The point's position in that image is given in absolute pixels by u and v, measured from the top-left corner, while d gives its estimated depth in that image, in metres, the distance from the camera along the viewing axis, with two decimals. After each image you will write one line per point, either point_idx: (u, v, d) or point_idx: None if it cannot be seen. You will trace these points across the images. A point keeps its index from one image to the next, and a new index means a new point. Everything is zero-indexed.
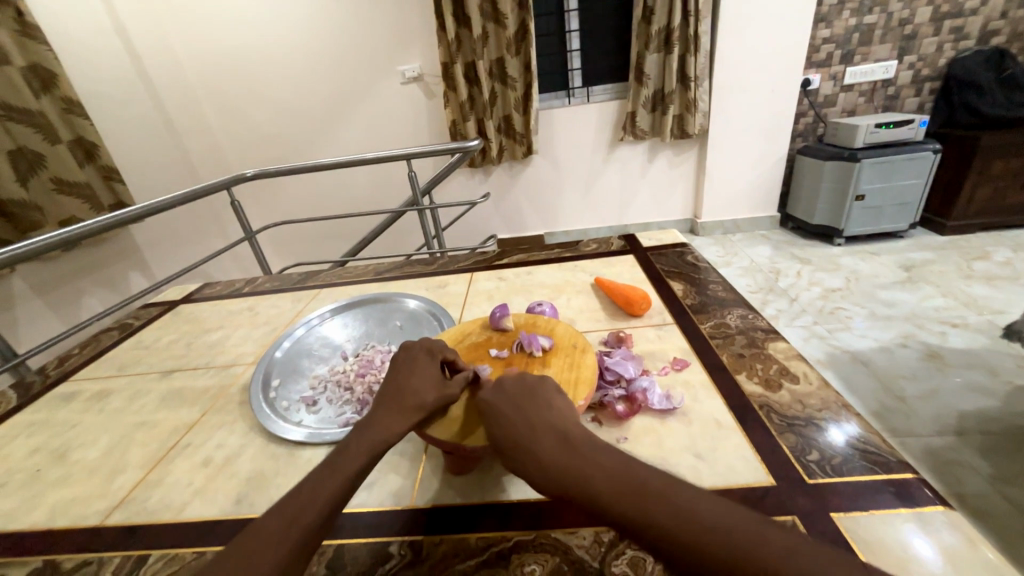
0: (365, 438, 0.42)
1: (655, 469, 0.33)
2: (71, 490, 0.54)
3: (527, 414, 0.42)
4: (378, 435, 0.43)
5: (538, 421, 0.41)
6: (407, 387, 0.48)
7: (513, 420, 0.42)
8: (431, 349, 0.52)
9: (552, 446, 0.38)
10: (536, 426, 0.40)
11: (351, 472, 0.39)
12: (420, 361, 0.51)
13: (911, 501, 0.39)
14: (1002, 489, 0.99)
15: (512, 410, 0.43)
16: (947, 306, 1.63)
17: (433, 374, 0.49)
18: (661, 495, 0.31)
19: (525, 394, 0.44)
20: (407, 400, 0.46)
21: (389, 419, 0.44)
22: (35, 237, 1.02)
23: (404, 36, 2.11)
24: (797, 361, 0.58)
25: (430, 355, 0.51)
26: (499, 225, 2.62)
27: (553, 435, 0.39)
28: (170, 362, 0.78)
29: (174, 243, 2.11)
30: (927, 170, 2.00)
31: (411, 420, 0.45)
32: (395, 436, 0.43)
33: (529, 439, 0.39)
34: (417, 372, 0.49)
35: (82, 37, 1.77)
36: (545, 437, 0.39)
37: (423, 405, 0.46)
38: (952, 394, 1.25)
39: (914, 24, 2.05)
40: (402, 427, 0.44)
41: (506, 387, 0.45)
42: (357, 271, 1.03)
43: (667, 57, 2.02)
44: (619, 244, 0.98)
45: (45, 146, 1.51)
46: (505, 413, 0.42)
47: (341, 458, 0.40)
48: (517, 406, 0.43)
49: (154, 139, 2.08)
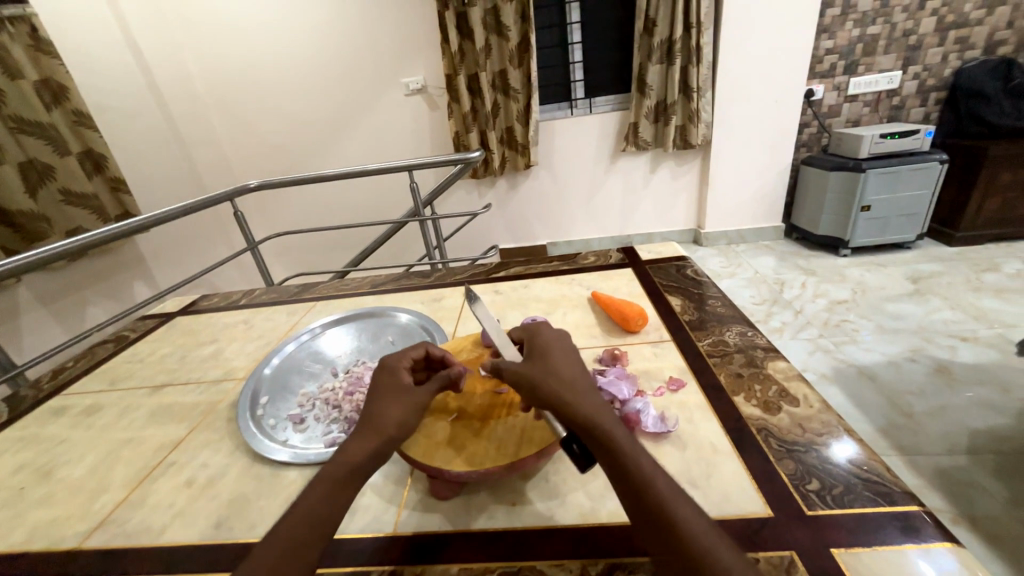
0: (333, 468, 0.39)
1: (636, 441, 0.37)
2: (52, 510, 0.53)
3: (577, 372, 0.43)
4: (343, 461, 0.40)
5: (584, 383, 0.42)
6: (371, 408, 0.44)
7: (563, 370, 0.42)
8: (394, 365, 0.48)
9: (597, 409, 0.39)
10: (583, 386, 0.41)
11: (323, 505, 0.37)
12: (384, 379, 0.47)
13: (916, 537, 0.37)
14: (1016, 511, 0.95)
15: (562, 363, 0.44)
16: (956, 319, 1.60)
17: (395, 389, 0.45)
18: (680, 497, 0.34)
19: (572, 356, 0.45)
20: (370, 422, 0.43)
21: (352, 443, 0.41)
22: (49, 245, 1.03)
23: (408, 49, 2.13)
24: (797, 382, 0.56)
25: (393, 370, 0.47)
26: (501, 235, 2.61)
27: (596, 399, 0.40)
28: (161, 376, 0.78)
29: (179, 252, 2.12)
30: (934, 181, 1.98)
31: (376, 442, 0.41)
32: (362, 461, 0.40)
33: (578, 391, 0.40)
34: (380, 391, 0.46)
35: (94, 51, 1.81)
36: (592, 398, 0.40)
37: (385, 423, 0.42)
38: (962, 411, 1.22)
39: (918, 34, 2.04)
40: (364, 451, 0.40)
41: (555, 347, 0.46)
42: (354, 283, 1.03)
43: (669, 68, 2.03)
44: (617, 257, 0.96)
45: (55, 158, 1.53)
46: (559, 363, 0.43)
47: (312, 491, 0.38)
48: (567, 362, 0.44)
49: (161, 149, 2.10)
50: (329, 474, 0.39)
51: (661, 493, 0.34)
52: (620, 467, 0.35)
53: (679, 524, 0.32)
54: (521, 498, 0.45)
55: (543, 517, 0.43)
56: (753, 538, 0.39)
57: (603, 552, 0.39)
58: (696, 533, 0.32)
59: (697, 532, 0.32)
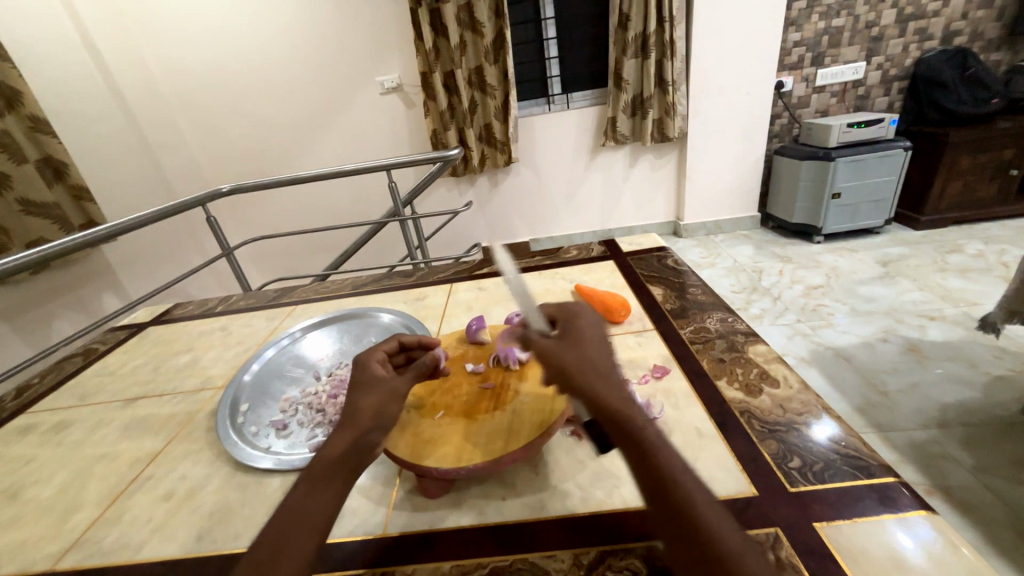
0: (312, 466, 0.38)
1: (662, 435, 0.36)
2: (21, 533, 0.51)
3: (611, 362, 0.41)
4: (323, 456, 0.38)
5: (616, 374, 0.40)
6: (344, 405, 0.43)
7: (597, 360, 0.40)
8: (366, 360, 0.47)
9: (629, 402, 0.37)
10: (616, 378, 0.39)
11: (308, 502, 0.35)
12: (355, 376, 0.46)
13: (893, 507, 0.39)
14: (986, 480, 1.00)
15: (596, 352, 0.41)
16: (925, 299, 1.66)
17: (368, 382, 0.45)
18: (704, 493, 0.33)
19: (604, 344, 0.43)
20: (344, 417, 0.42)
21: (328, 440, 0.40)
22: (20, 254, 0.99)
23: (382, 46, 2.10)
24: (777, 364, 0.58)
25: (364, 365, 0.47)
26: (484, 233, 2.60)
27: (625, 392, 0.38)
28: (135, 389, 0.75)
29: (150, 261, 2.05)
30: (899, 167, 2.05)
31: (353, 433, 0.40)
32: (341, 451, 0.38)
33: (611, 381, 0.38)
34: (353, 387, 0.45)
35: (50, 54, 1.73)
36: (623, 390, 0.38)
37: (359, 415, 0.41)
38: (932, 386, 1.27)
39: (880, 26, 2.10)
40: (341, 442, 0.39)
41: (589, 333, 0.43)
42: (334, 286, 1.01)
43: (644, 62, 2.05)
44: (599, 250, 0.97)
45: (11, 167, 1.45)
46: (593, 352, 0.41)
47: (294, 493, 0.36)
48: (602, 351, 0.41)
49: (126, 154, 2.02)
50: (309, 473, 0.37)
51: (686, 489, 0.32)
52: (647, 462, 0.34)
53: (703, 521, 0.30)
54: (511, 492, 0.45)
55: (533, 509, 0.43)
56: (740, 517, 0.40)
57: (595, 541, 0.39)
58: (720, 531, 0.30)
59: (723, 534, 0.30)
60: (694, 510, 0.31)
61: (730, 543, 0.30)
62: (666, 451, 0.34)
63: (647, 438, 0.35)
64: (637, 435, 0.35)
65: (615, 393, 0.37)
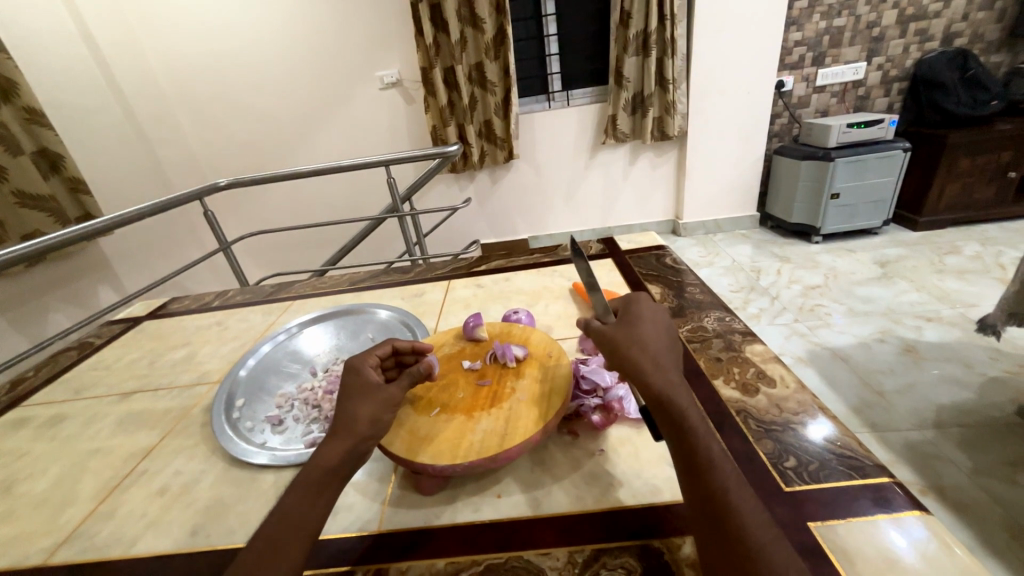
0: (305, 474, 0.38)
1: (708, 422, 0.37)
2: (13, 526, 0.51)
3: (666, 348, 0.42)
4: (316, 465, 0.39)
5: (669, 359, 0.41)
6: (337, 411, 0.43)
7: (651, 345, 0.41)
8: (359, 365, 0.46)
9: (677, 386, 0.38)
10: (668, 363, 0.40)
11: (302, 511, 0.36)
12: (348, 381, 0.45)
13: (888, 507, 0.39)
14: (979, 480, 1.00)
15: (651, 337, 0.42)
16: (921, 300, 1.67)
17: (362, 388, 0.44)
18: (740, 483, 0.33)
19: (663, 332, 0.44)
20: (337, 425, 0.41)
21: (322, 448, 0.40)
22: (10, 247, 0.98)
23: (381, 41, 2.09)
24: (774, 363, 0.58)
25: (357, 370, 0.46)
26: (483, 230, 2.60)
27: (676, 377, 0.39)
28: (130, 383, 0.75)
29: (147, 255, 2.04)
30: (898, 168, 2.05)
31: (348, 442, 0.40)
32: (335, 461, 0.39)
33: (659, 364, 0.40)
34: (346, 393, 0.44)
35: (47, 46, 1.71)
36: (673, 374, 0.39)
37: (355, 424, 0.41)
38: (928, 387, 1.28)
39: (881, 26, 2.10)
40: (336, 453, 0.39)
41: (646, 322, 0.44)
42: (332, 281, 1.00)
43: (645, 60, 2.04)
44: (597, 248, 0.97)
45: (6, 159, 1.44)
46: (647, 337, 0.42)
47: (287, 499, 0.37)
48: (658, 337, 0.42)
49: (123, 147, 2.01)
50: (303, 481, 0.38)
51: (721, 476, 0.34)
52: (685, 444, 0.35)
53: (731, 507, 0.32)
54: (507, 489, 0.45)
55: (528, 506, 0.43)
56: None
57: (591, 540, 0.39)
58: (747, 520, 0.31)
59: (749, 523, 0.31)
60: (724, 492, 0.33)
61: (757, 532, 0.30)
62: (705, 436, 0.36)
63: (689, 422, 0.36)
64: (677, 418, 0.36)
65: (663, 377, 0.38)
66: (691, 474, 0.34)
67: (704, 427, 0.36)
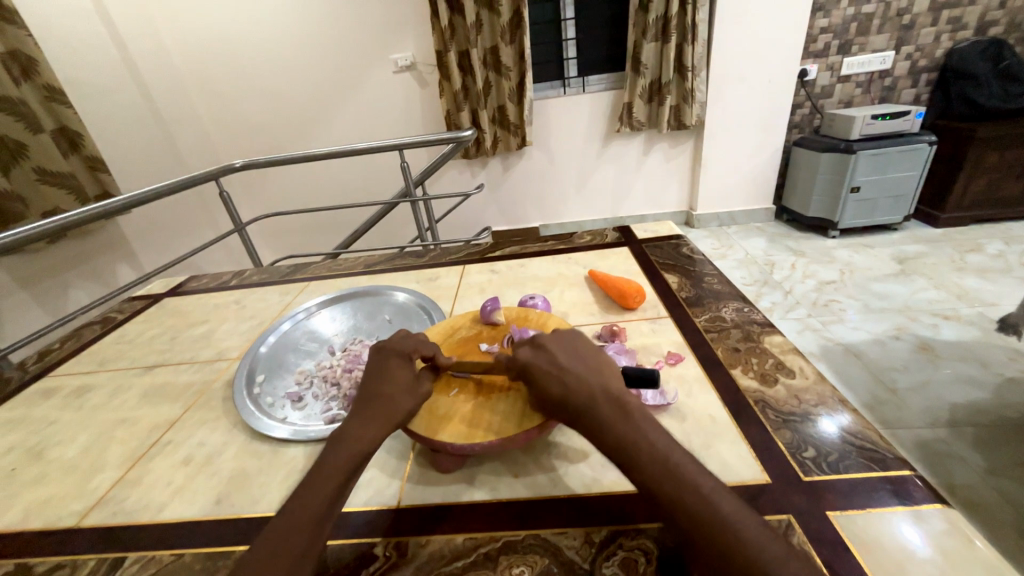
0: (339, 455, 0.40)
1: (651, 436, 0.37)
2: (47, 489, 0.53)
3: (582, 373, 0.42)
4: (350, 448, 0.40)
5: (590, 381, 0.41)
6: (376, 394, 0.44)
7: (562, 377, 0.42)
8: (402, 352, 0.48)
9: (607, 411, 0.39)
10: (592, 388, 0.40)
11: (331, 492, 0.38)
12: (390, 367, 0.47)
13: (908, 499, 0.39)
14: (991, 480, 0.99)
15: (563, 368, 0.42)
16: (940, 299, 1.64)
17: (403, 379, 0.46)
18: (710, 487, 0.33)
19: (578, 352, 0.44)
20: (377, 407, 0.43)
21: (360, 428, 0.42)
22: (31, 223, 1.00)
23: (396, 22, 2.06)
24: (793, 355, 0.57)
25: (401, 357, 0.48)
26: (494, 215, 2.59)
27: (604, 397, 0.40)
28: (153, 357, 0.76)
29: (162, 233, 2.07)
30: (923, 162, 1.99)
31: (385, 428, 0.42)
32: (372, 446, 0.41)
33: (576, 397, 0.40)
34: (388, 379, 0.46)
35: (70, 23, 1.73)
36: (601, 400, 0.39)
37: (395, 411, 0.43)
38: (942, 386, 1.26)
39: (912, 14, 2.02)
40: (374, 436, 0.41)
41: (550, 345, 0.45)
42: (347, 263, 1.01)
43: (664, 46, 1.99)
44: (613, 236, 0.96)
45: (28, 136, 1.46)
46: (552, 371, 0.42)
47: (317, 477, 0.38)
48: (567, 364, 0.43)
49: (141, 128, 2.02)
50: (335, 464, 0.39)
51: (680, 486, 0.33)
52: (634, 472, 0.35)
53: (702, 517, 0.32)
54: (524, 469, 0.46)
55: (546, 486, 0.44)
56: (753, 502, 0.40)
57: (608, 520, 0.40)
58: (724, 524, 0.31)
59: (728, 526, 0.31)
60: (689, 501, 0.32)
61: (738, 534, 0.30)
62: (647, 455, 0.36)
63: (630, 445, 0.36)
64: (618, 447, 0.37)
65: (590, 409, 0.39)
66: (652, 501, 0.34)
67: (645, 441, 0.36)
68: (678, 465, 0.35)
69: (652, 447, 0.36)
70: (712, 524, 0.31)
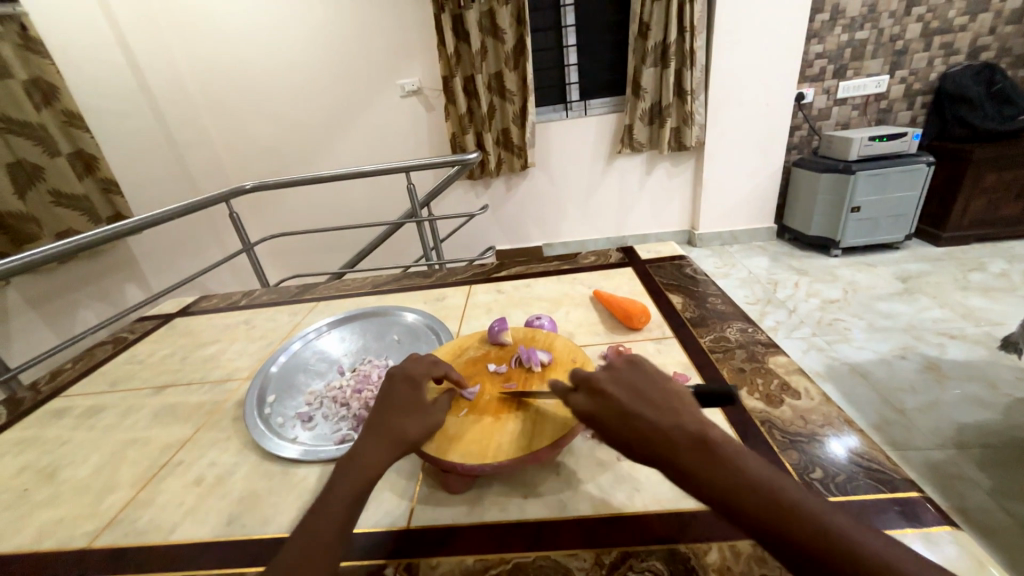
0: (350, 477, 0.40)
1: (768, 479, 0.31)
2: (59, 509, 0.53)
3: (657, 412, 0.36)
4: (360, 470, 0.41)
5: (670, 418, 0.35)
6: (387, 417, 0.45)
7: (637, 418, 0.36)
8: (415, 379, 0.49)
9: (702, 451, 0.33)
10: (676, 426, 0.35)
11: (341, 516, 0.38)
12: (401, 390, 0.48)
13: (918, 522, 0.39)
14: (1003, 502, 0.98)
15: (634, 407, 0.37)
16: (945, 317, 1.63)
17: (414, 403, 0.47)
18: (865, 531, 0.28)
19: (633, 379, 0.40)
20: (387, 430, 0.44)
21: (369, 452, 0.42)
22: (48, 245, 1.02)
23: (403, 49, 2.14)
24: (798, 375, 0.58)
25: (412, 383, 0.48)
26: (497, 235, 2.62)
27: (692, 436, 0.34)
28: (164, 377, 0.78)
29: (171, 253, 2.10)
30: (921, 182, 2.02)
31: (395, 452, 0.42)
32: (381, 469, 0.41)
33: (653, 434, 0.34)
34: (398, 402, 0.47)
35: (91, 52, 1.80)
36: (693, 440, 0.33)
37: (405, 436, 0.44)
38: (950, 406, 1.25)
39: (904, 40, 2.08)
40: (383, 460, 0.42)
41: (612, 380, 0.39)
42: (355, 283, 1.03)
43: (664, 71, 2.05)
44: (617, 257, 0.98)
45: (46, 159, 1.51)
46: (624, 411, 0.37)
47: (328, 501, 0.39)
48: (638, 402, 0.37)
49: (156, 151, 2.09)
50: (345, 487, 0.40)
51: (831, 533, 0.28)
52: (763, 525, 0.29)
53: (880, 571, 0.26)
54: (533, 491, 0.46)
55: (555, 508, 0.44)
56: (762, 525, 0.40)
57: (617, 542, 0.40)
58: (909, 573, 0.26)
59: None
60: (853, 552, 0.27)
61: None
62: (771, 499, 0.30)
63: (747, 490, 0.30)
64: (733, 494, 0.30)
65: (680, 454, 0.33)
66: (785, 555, 0.28)
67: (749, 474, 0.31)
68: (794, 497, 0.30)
69: (773, 490, 0.30)
70: (873, 567, 0.26)
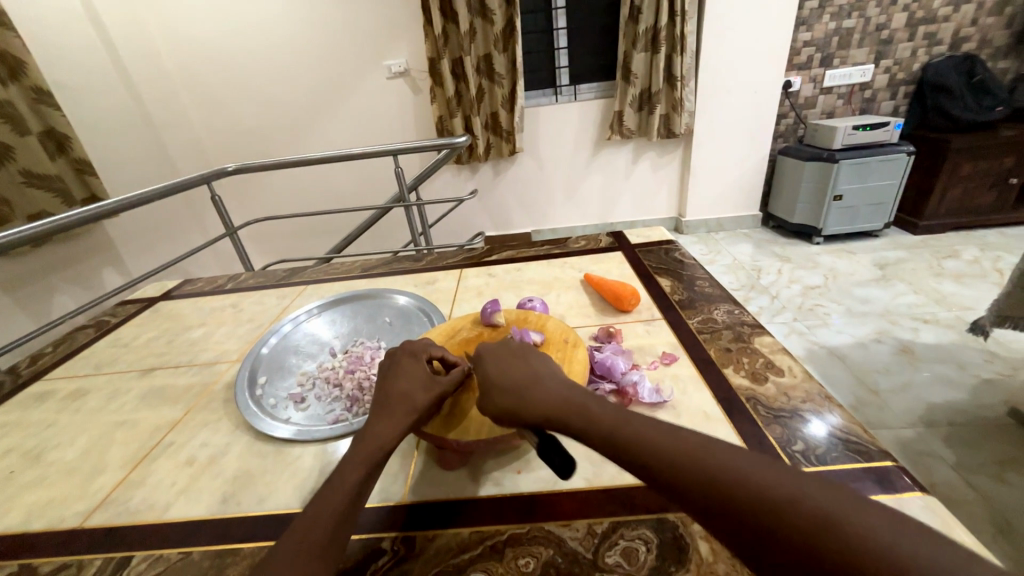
0: (365, 447, 0.41)
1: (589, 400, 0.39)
2: (47, 491, 0.53)
3: (529, 363, 0.45)
4: (375, 439, 0.42)
5: (536, 368, 0.44)
6: (395, 390, 0.46)
7: (506, 365, 0.45)
8: (417, 355, 0.50)
9: (546, 387, 0.41)
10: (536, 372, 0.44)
11: (359, 483, 0.39)
12: (407, 365, 0.49)
13: (891, 488, 0.41)
14: (968, 477, 1.03)
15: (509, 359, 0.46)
16: (919, 303, 1.69)
17: (420, 375, 0.48)
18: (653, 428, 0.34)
19: (527, 350, 0.48)
20: (398, 402, 0.45)
21: (383, 423, 0.43)
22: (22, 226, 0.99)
23: (389, 28, 2.08)
24: (782, 354, 0.60)
25: (415, 359, 0.49)
26: (485, 221, 2.61)
27: (545, 378, 0.43)
28: (150, 360, 0.76)
29: (150, 237, 2.04)
30: (901, 171, 2.06)
31: (407, 422, 0.44)
32: (395, 439, 0.42)
33: (529, 387, 0.42)
34: (404, 375, 0.48)
35: (60, 24, 1.71)
36: (541, 381, 0.42)
37: (414, 405, 0.45)
38: (923, 387, 1.30)
39: (890, 29, 2.10)
40: (397, 429, 0.43)
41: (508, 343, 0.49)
42: (344, 267, 1.02)
43: (654, 56, 2.04)
44: (607, 241, 0.99)
45: (12, 137, 1.44)
46: (497, 361, 0.46)
47: (344, 468, 0.40)
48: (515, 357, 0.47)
49: (132, 131, 2.01)
50: (361, 455, 0.41)
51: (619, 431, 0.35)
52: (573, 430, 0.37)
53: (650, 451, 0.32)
54: (527, 466, 0.47)
55: (548, 481, 0.45)
56: None
57: (609, 513, 0.41)
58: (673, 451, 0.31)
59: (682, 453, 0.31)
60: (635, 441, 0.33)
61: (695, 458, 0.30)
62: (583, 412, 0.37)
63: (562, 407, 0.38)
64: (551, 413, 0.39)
65: (526, 387, 0.42)
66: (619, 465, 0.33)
67: (593, 407, 0.38)
68: (634, 421, 0.35)
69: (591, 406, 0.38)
70: (642, 450, 0.32)
